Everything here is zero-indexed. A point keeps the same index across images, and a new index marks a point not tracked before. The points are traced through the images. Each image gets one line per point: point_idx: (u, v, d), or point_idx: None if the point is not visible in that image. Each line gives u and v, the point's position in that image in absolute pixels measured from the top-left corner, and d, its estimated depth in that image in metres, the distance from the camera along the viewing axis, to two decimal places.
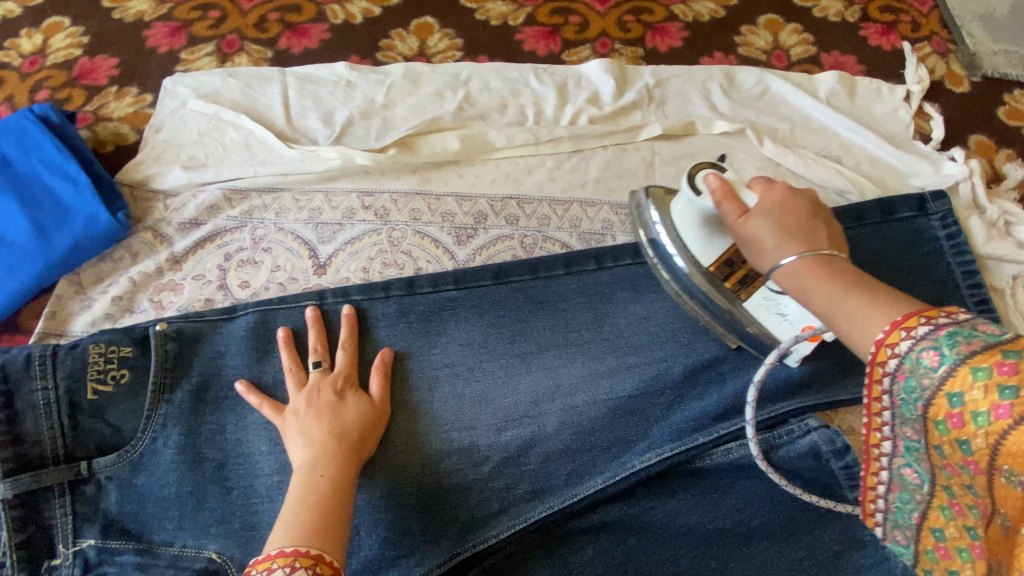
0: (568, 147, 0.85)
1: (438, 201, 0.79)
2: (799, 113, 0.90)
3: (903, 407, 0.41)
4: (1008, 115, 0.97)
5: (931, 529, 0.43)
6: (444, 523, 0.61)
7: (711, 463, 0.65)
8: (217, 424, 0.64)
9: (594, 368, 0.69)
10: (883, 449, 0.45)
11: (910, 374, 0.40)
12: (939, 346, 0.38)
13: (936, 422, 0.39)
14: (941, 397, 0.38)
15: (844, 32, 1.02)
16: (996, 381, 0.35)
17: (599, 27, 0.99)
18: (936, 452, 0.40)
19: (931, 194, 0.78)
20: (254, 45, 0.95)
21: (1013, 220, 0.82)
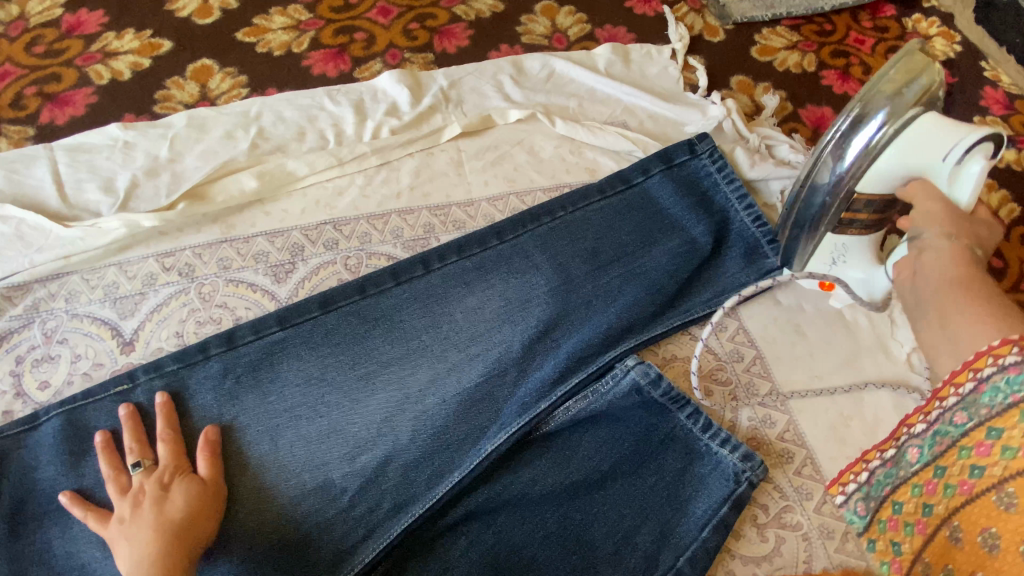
0: (375, 162, 0.86)
1: (247, 244, 0.77)
2: (584, 88, 0.98)
3: (984, 394, 0.54)
4: (759, 52, 1.12)
5: (894, 501, 0.60)
6: (311, 564, 0.60)
7: (555, 425, 0.69)
8: (39, 545, 0.59)
9: (438, 370, 0.70)
10: (908, 430, 0.60)
11: (984, 392, 0.53)
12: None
13: (994, 427, 0.53)
14: (1013, 409, 0.52)
15: (611, 6, 1.12)
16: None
17: (385, 40, 1.01)
18: (971, 437, 0.55)
19: (697, 137, 0.88)
20: (10, 125, 0.86)
21: (773, 143, 0.95)
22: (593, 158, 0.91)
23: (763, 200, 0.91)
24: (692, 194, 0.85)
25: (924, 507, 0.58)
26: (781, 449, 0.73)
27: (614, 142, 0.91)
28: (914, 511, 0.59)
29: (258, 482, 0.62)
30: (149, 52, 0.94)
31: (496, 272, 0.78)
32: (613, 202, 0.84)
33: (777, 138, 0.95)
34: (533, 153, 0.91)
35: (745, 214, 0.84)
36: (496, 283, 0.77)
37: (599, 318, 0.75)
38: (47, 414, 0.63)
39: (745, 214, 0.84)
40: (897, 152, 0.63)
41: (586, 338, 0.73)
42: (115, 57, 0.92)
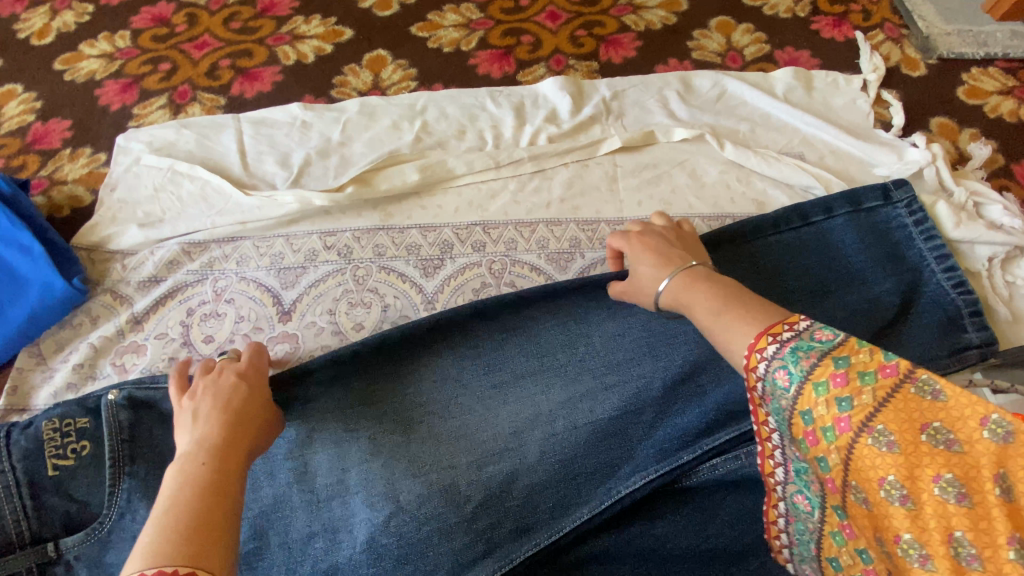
0: (528, 168, 0.84)
1: (402, 235, 0.78)
2: (757, 112, 0.90)
3: (780, 430, 0.45)
4: (967, 93, 0.97)
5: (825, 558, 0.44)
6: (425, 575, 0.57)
7: (697, 481, 0.62)
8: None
9: (572, 392, 0.67)
10: (778, 476, 0.47)
11: (772, 397, 0.44)
12: (786, 365, 0.42)
13: (798, 437, 0.42)
14: (795, 414, 0.42)
15: (797, 28, 1.03)
16: (859, 368, 0.39)
17: (551, 45, 0.99)
18: (800, 454, 0.43)
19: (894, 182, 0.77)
20: (207, 94, 0.94)
21: (982, 202, 0.81)
22: (762, 190, 0.83)
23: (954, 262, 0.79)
24: (879, 247, 0.74)
25: (861, 554, 0.41)
26: None
27: (791, 174, 0.82)
28: (855, 561, 0.41)
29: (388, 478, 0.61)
30: (332, 39, 0.99)
31: None
32: (784, 239, 0.75)
33: (988, 197, 0.82)
34: (695, 177, 0.84)
35: (944, 277, 0.72)
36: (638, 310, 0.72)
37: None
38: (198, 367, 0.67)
39: (944, 282, 0.72)
40: None
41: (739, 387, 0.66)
42: (302, 40, 0.99)
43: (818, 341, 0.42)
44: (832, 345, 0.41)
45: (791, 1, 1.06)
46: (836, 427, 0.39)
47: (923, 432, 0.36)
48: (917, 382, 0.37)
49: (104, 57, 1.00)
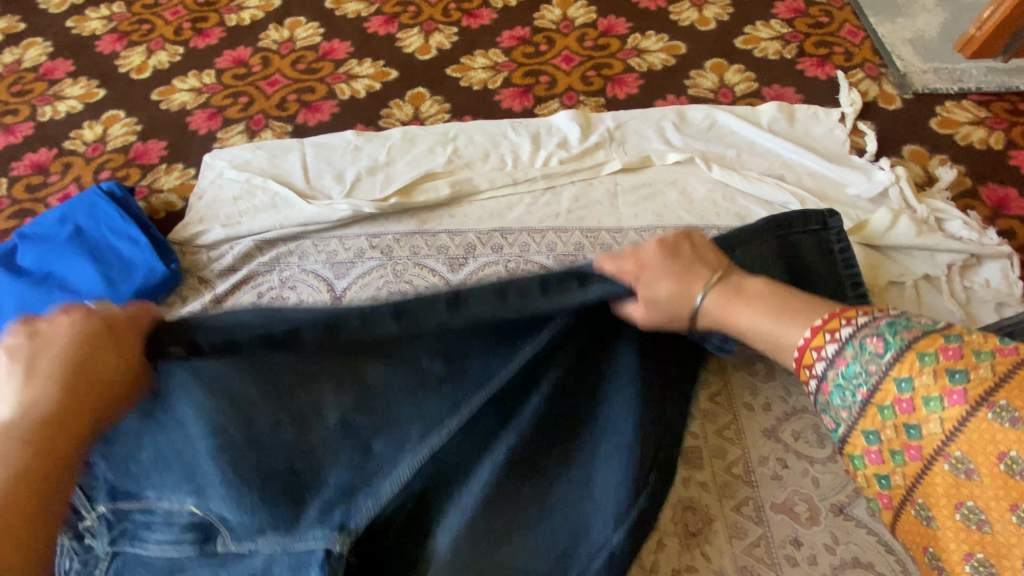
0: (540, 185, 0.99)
1: (434, 238, 0.93)
2: (744, 140, 1.03)
3: (834, 392, 0.50)
4: (939, 124, 1.08)
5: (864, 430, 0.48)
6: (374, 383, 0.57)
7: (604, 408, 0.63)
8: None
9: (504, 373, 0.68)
10: (814, 371, 0.52)
11: (853, 358, 0.49)
12: (881, 334, 0.47)
13: (869, 428, 0.48)
14: (907, 354, 0.45)
15: (782, 68, 1.16)
16: (973, 347, 0.42)
17: (565, 83, 1.16)
18: (867, 422, 0.48)
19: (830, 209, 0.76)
20: (277, 122, 1.13)
21: (944, 217, 0.92)
22: (745, 206, 0.95)
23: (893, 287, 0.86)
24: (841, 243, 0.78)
25: (907, 430, 0.45)
26: None
27: (770, 193, 0.95)
28: (896, 440, 0.46)
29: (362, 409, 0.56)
30: (380, 78, 1.17)
31: None
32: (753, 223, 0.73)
33: (949, 213, 0.92)
34: (685, 194, 0.98)
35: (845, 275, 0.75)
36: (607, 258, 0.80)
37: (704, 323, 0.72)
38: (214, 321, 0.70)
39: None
40: None
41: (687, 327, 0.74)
42: (356, 79, 1.18)
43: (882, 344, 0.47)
44: (902, 343, 0.46)
45: (779, 45, 1.20)
46: (945, 397, 0.42)
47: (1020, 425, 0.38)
48: (994, 409, 0.39)
49: (193, 91, 1.21)
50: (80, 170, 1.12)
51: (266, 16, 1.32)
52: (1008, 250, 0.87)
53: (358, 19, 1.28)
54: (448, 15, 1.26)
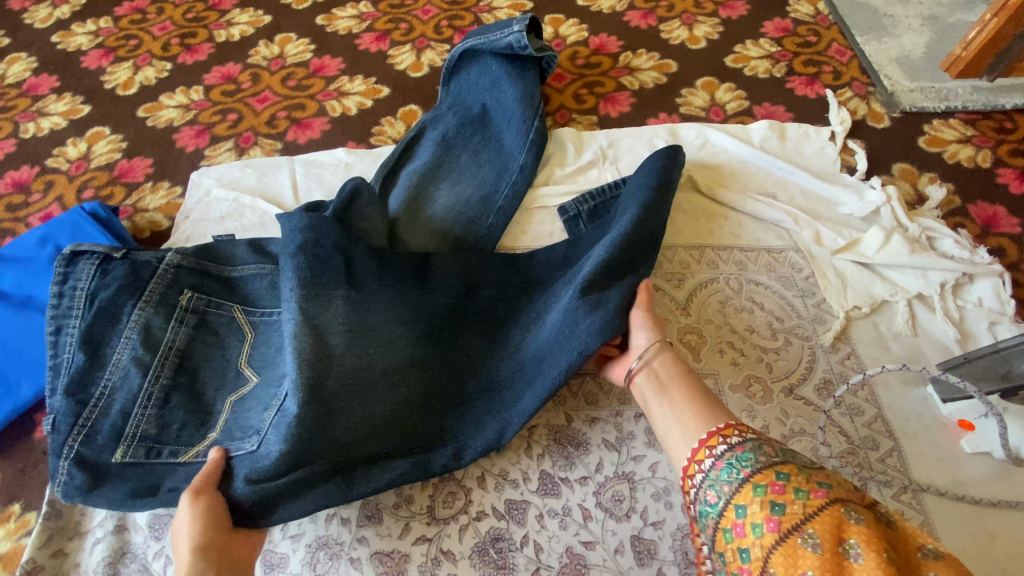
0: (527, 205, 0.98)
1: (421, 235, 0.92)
2: (736, 159, 1.03)
3: (722, 470, 0.54)
4: (927, 142, 1.09)
5: (736, 503, 0.51)
6: (367, 339, 0.70)
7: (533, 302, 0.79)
8: (219, 355, 0.75)
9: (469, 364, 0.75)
10: (702, 466, 0.56)
11: (730, 460, 0.54)
12: (777, 449, 0.54)
13: (757, 483, 0.51)
14: (749, 479, 0.52)
15: (772, 86, 1.17)
16: (795, 485, 0.49)
17: (558, 102, 1.16)
18: (741, 496, 0.51)
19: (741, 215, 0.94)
20: (266, 139, 1.11)
21: (935, 236, 0.91)
22: (740, 225, 0.95)
23: (847, 292, 0.87)
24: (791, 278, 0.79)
25: (755, 526, 0.49)
26: None
27: (763, 212, 0.95)
28: (760, 511, 0.49)
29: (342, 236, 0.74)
30: (372, 95, 1.17)
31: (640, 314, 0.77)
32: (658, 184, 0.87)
33: (940, 231, 0.91)
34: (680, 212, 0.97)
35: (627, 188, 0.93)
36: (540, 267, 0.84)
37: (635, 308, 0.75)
38: (250, 260, 0.79)
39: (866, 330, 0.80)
40: None
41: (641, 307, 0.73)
42: (347, 96, 1.17)
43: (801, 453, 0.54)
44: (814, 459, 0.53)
45: (768, 63, 1.21)
46: (812, 492, 0.48)
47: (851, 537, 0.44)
48: (879, 509, 0.48)
49: (181, 108, 1.19)
50: (62, 188, 1.09)
51: (256, 32, 1.31)
52: (998, 269, 0.86)
53: (349, 35, 1.28)
54: (439, 32, 1.26)
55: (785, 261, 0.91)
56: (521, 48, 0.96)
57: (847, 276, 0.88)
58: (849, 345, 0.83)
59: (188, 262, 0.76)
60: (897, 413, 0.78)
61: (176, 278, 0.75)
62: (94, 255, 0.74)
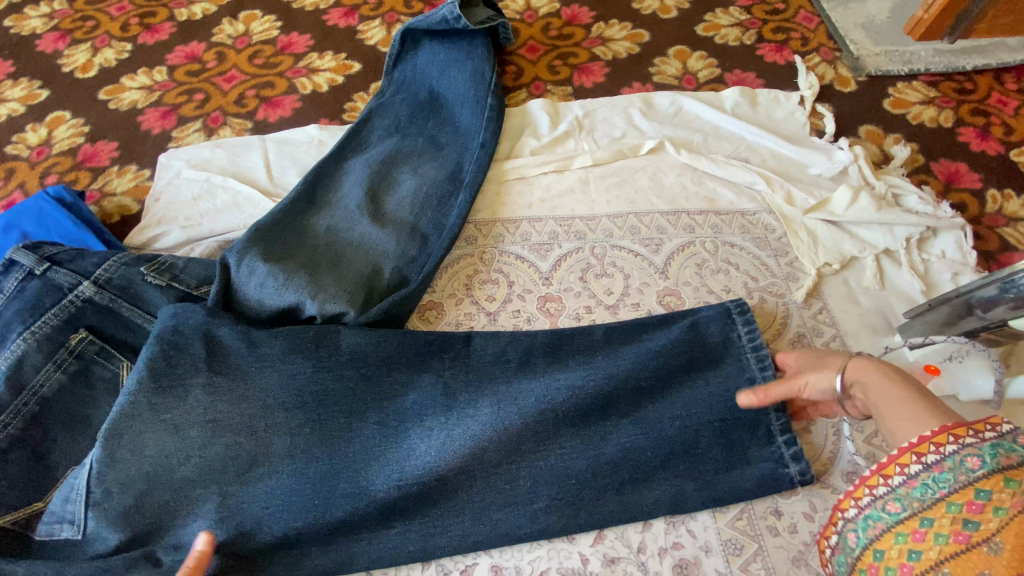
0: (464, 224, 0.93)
1: (356, 241, 0.85)
2: (709, 126, 1.05)
3: (916, 486, 0.48)
4: (892, 105, 1.12)
5: (948, 501, 0.46)
6: (238, 429, 0.68)
7: (392, 379, 0.71)
8: (86, 412, 0.72)
9: (299, 444, 0.68)
10: (888, 480, 0.50)
11: (947, 469, 0.47)
12: (980, 453, 0.46)
13: (951, 500, 0.46)
14: (969, 486, 0.45)
15: (742, 54, 1.19)
16: (994, 503, 0.43)
17: (532, 74, 1.16)
18: (930, 510, 0.47)
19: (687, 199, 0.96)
20: (235, 119, 1.08)
21: (901, 193, 0.94)
22: (713, 189, 0.97)
23: (818, 249, 0.89)
24: (706, 385, 0.71)
25: (945, 535, 0.44)
26: None
27: (737, 174, 0.96)
28: (952, 525, 0.45)
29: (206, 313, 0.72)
30: (343, 71, 1.14)
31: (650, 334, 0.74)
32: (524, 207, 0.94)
33: (905, 188, 0.94)
34: (656, 179, 0.99)
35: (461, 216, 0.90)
36: (477, 344, 0.75)
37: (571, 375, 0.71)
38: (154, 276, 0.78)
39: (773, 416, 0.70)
40: None
41: (576, 382, 0.70)
42: (317, 73, 1.14)
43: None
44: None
45: (738, 31, 1.22)
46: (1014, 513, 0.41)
47: None
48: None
49: (144, 90, 1.15)
50: (24, 176, 1.05)
51: (219, 10, 1.27)
52: (960, 222, 0.90)
53: (317, 11, 1.25)
54: (410, 5, 1.24)
55: (759, 224, 0.93)
56: (455, 20, 1.00)
57: (818, 234, 0.90)
58: (822, 300, 0.86)
59: (109, 271, 0.77)
60: None
61: (80, 312, 0.75)
62: (22, 267, 0.76)
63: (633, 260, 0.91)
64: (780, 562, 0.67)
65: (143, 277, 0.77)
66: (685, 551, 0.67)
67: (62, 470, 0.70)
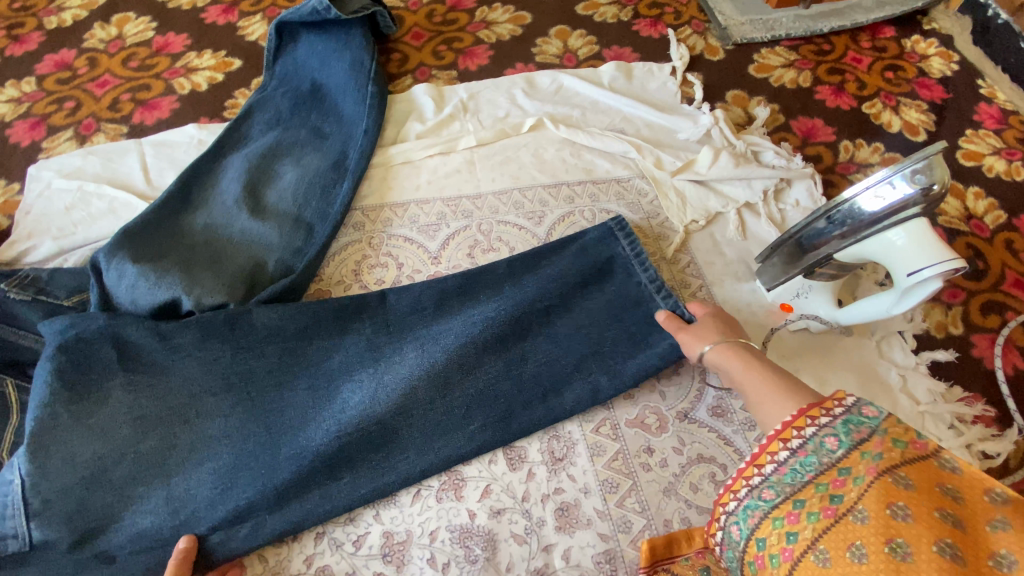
0: (350, 210, 0.95)
1: (237, 234, 0.86)
2: (588, 101, 1.10)
3: (786, 473, 0.52)
4: (756, 69, 1.20)
5: (817, 482, 0.50)
6: (169, 420, 0.70)
7: (318, 352, 0.76)
8: None
9: (232, 423, 0.71)
10: (762, 469, 0.54)
11: (811, 453, 0.52)
12: (835, 433, 0.52)
13: (820, 481, 0.50)
14: (832, 465, 0.50)
15: (619, 30, 1.24)
16: (852, 473, 0.48)
17: (417, 60, 1.18)
18: (801, 492, 0.51)
19: (566, 171, 1.01)
20: (110, 124, 1.05)
21: (759, 149, 1.02)
22: (591, 160, 1.02)
23: (685, 208, 0.96)
24: (600, 294, 0.80)
25: (812, 513, 0.48)
26: (745, 417, 0.78)
27: (612, 144, 1.02)
28: (817, 502, 0.49)
29: (107, 316, 0.72)
30: (223, 69, 1.13)
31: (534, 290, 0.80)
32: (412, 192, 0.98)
33: (763, 145, 1.02)
34: (538, 155, 1.03)
35: (342, 196, 0.93)
36: (392, 299, 0.79)
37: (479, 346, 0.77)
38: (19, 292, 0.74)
39: (661, 304, 0.78)
40: (900, 234, 0.67)
41: (483, 353, 0.76)
42: (196, 72, 1.12)
43: (867, 415, 0.51)
44: (881, 419, 0.51)
45: (616, 9, 1.27)
46: (866, 475, 0.47)
47: (890, 507, 0.43)
48: (940, 458, 0.46)
49: (11, 102, 1.10)
50: None
51: (90, 14, 1.22)
52: (810, 171, 0.98)
53: (194, 10, 1.22)
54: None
55: (632, 189, 0.99)
56: (325, 10, 1.01)
57: (686, 194, 0.97)
58: (689, 254, 0.93)
59: None
60: (730, 309, 0.88)
61: None
62: None
63: (518, 233, 0.96)
64: (652, 494, 0.73)
65: (5, 294, 0.73)
66: (566, 495, 0.72)
67: None
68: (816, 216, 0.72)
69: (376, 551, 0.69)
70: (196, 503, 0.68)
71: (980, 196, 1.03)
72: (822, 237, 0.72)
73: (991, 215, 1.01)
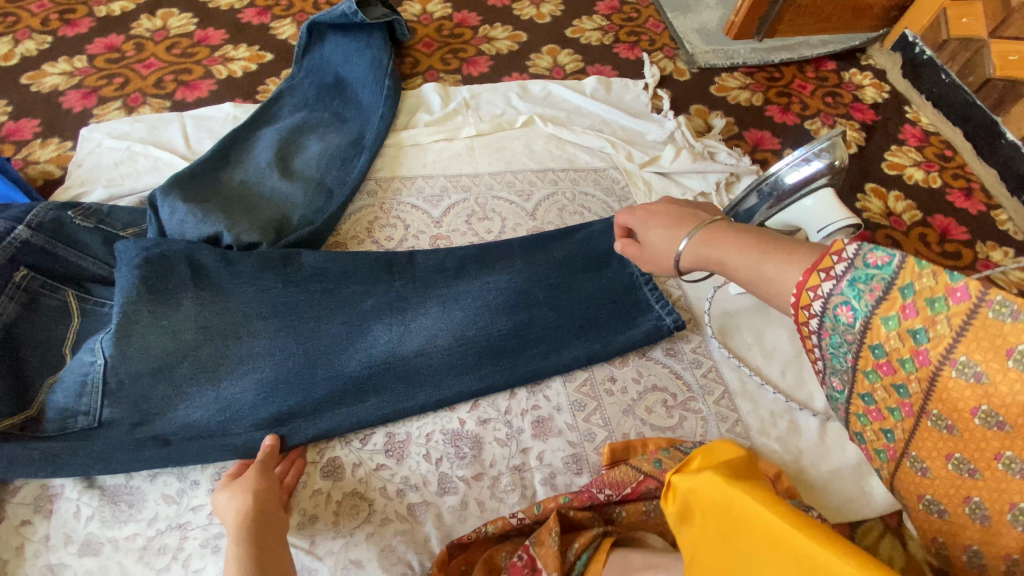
0: (365, 179, 1.10)
1: (270, 191, 1.00)
2: (572, 106, 1.28)
3: (832, 359, 0.48)
4: (717, 90, 1.41)
5: (863, 372, 0.45)
6: (225, 334, 0.83)
7: (352, 293, 0.89)
8: (45, 338, 0.81)
9: (276, 344, 0.84)
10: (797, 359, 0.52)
11: (833, 331, 0.46)
12: (848, 300, 0.44)
13: (866, 368, 0.45)
14: (864, 348, 0.44)
15: (602, 51, 1.45)
16: (898, 356, 0.42)
17: (427, 64, 1.36)
18: (860, 385, 0.46)
19: (552, 160, 1.18)
20: (155, 99, 1.20)
21: (715, 150, 1.21)
22: (573, 152, 1.19)
23: (651, 194, 1.14)
24: (583, 257, 0.96)
25: (891, 411, 0.44)
26: (693, 357, 0.93)
27: (592, 140, 1.20)
28: (889, 397, 0.44)
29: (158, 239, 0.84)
30: (256, 60, 1.29)
31: (533, 256, 0.96)
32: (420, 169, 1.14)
33: (718, 147, 1.21)
34: (528, 146, 1.20)
35: (360, 170, 1.08)
36: (420, 260, 0.94)
37: (485, 296, 0.91)
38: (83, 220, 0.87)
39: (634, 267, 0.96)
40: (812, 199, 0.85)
41: (490, 301, 0.91)
42: (232, 61, 1.28)
43: (874, 266, 0.42)
44: (894, 264, 0.41)
45: (600, 34, 1.48)
46: (916, 360, 0.41)
47: (978, 413, 0.38)
48: (992, 306, 0.36)
49: (65, 75, 1.24)
50: None
51: (137, 7, 1.38)
52: (755, 169, 1.17)
53: (232, 10, 1.39)
54: (318, 7, 1.41)
55: (607, 177, 1.16)
56: (353, 15, 1.18)
57: (652, 183, 1.15)
58: None
59: (42, 215, 0.84)
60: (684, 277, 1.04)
61: (19, 253, 0.81)
62: None
63: (509, 207, 1.12)
64: (614, 413, 0.87)
65: (72, 221, 0.86)
66: (542, 410, 0.86)
67: (33, 385, 0.77)
68: (752, 189, 0.89)
69: (380, 448, 0.82)
70: (240, 405, 0.80)
71: (899, 199, 1.23)
72: (753, 207, 0.89)
73: (908, 214, 1.21)
